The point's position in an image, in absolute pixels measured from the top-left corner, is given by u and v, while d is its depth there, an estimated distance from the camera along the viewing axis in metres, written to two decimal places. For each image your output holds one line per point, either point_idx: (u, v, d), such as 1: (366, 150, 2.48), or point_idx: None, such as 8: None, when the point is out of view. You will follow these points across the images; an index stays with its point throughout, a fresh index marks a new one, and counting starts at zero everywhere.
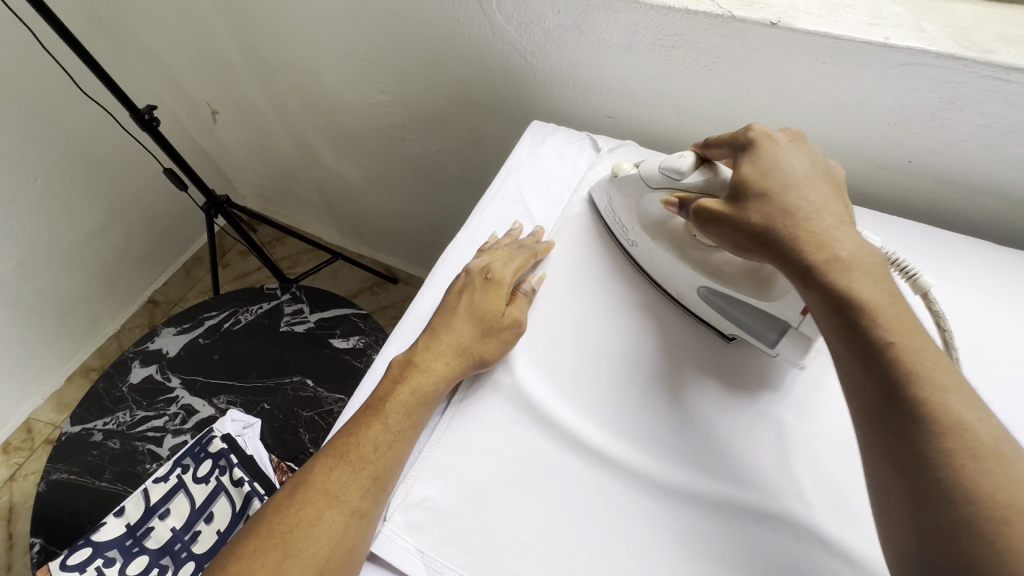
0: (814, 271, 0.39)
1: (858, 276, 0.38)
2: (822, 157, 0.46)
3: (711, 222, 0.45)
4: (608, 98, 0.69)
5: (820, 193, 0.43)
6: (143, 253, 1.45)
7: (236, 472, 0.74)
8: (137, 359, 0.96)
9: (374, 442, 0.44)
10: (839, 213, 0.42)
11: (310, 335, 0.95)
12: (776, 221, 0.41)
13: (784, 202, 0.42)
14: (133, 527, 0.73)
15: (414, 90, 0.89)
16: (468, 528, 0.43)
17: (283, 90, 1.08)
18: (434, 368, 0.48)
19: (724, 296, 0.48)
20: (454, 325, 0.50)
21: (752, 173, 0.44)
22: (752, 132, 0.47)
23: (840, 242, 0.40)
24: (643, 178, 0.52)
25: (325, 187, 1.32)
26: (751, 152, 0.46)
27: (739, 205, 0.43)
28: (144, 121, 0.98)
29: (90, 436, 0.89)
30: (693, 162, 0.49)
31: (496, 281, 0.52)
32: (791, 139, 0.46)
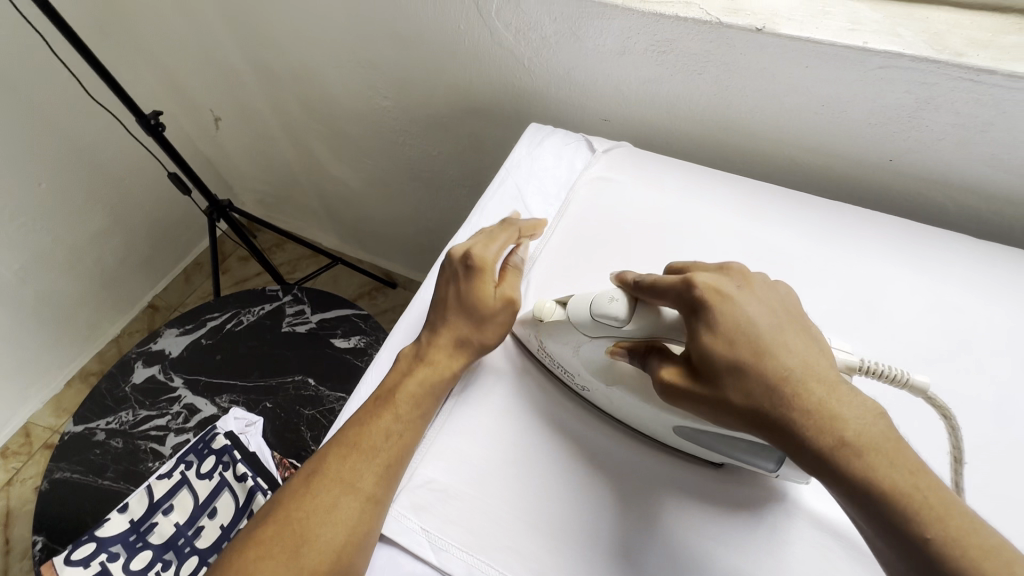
0: (823, 461, 0.35)
1: (872, 462, 0.34)
2: (767, 286, 0.42)
3: (688, 400, 0.40)
4: (603, 101, 0.72)
5: (794, 351, 0.38)
6: (144, 258, 1.46)
7: (240, 468, 0.75)
8: (139, 359, 0.97)
9: (385, 432, 0.46)
10: (823, 374, 0.37)
11: (311, 335, 0.96)
12: (764, 402, 0.37)
13: (767, 372, 0.37)
14: (137, 523, 0.73)
15: (415, 94, 0.91)
16: (471, 503, 0.45)
17: (285, 96, 1.11)
18: (438, 357, 0.49)
19: (703, 433, 0.43)
20: (449, 316, 0.51)
21: (714, 340, 0.39)
22: (696, 285, 0.41)
23: (842, 419, 0.35)
24: (573, 325, 0.47)
25: (325, 193, 1.34)
26: (704, 316, 0.40)
27: (714, 383, 0.39)
28: (149, 126, 1.00)
29: (93, 436, 0.90)
30: (627, 307, 0.44)
31: (480, 266, 0.51)
32: (739, 284, 0.42)
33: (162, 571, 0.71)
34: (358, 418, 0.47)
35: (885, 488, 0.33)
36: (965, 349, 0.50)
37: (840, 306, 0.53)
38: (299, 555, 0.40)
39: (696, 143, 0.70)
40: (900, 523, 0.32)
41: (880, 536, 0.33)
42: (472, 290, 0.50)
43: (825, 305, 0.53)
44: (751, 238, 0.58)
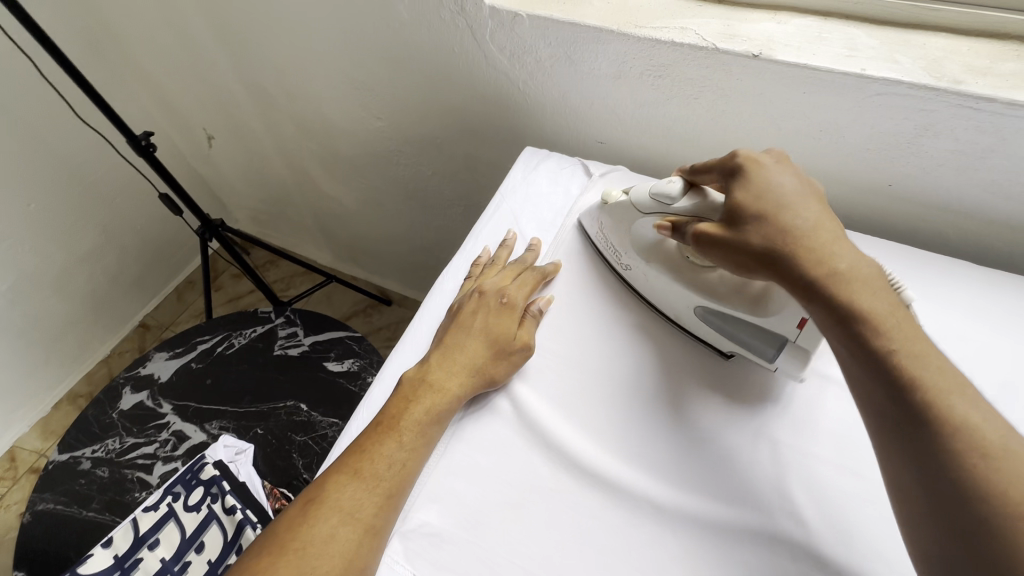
0: (815, 286, 0.40)
1: (856, 291, 0.39)
2: (807, 178, 0.47)
3: (711, 245, 0.46)
4: (599, 125, 0.71)
5: (812, 212, 0.44)
6: (135, 277, 1.44)
7: (228, 499, 0.73)
8: (127, 385, 0.95)
9: (388, 460, 0.45)
10: (832, 230, 0.43)
11: (304, 358, 0.95)
12: (776, 240, 0.42)
13: (782, 221, 0.43)
14: (121, 558, 0.71)
15: (409, 116, 0.91)
16: (467, 551, 0.43)
17: (278, 115, 1.10)
18: (448, 384, 0.49)
19: (721, 314, 0.50)
20: (468, 343, 0.51)
21: (745, 196, 0.45)
22: (740, 158, 0.48)
23: (838, 259, 0.41)
24: (633, 203, 0.54)
25: (319, 210, 1.33)
26: (741, 179, 0.46)
27: (737, 226, 0.44)
28: (140, 147, 0.99)
29: (78, 465, 0.88)
30: (681, 188, 0.50)
31: (509, 304, 0.53)
32: (778, 160, 0.47)
33: None
34: (364, 442, 0.46)
35: (865, 314, 0.38)
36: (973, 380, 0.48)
37: None
38: None
39: None
40: (869, 338, 0.37)
41: (847, 349, 0.39)
42: (498, 319, 0.53)
43: None
44: None
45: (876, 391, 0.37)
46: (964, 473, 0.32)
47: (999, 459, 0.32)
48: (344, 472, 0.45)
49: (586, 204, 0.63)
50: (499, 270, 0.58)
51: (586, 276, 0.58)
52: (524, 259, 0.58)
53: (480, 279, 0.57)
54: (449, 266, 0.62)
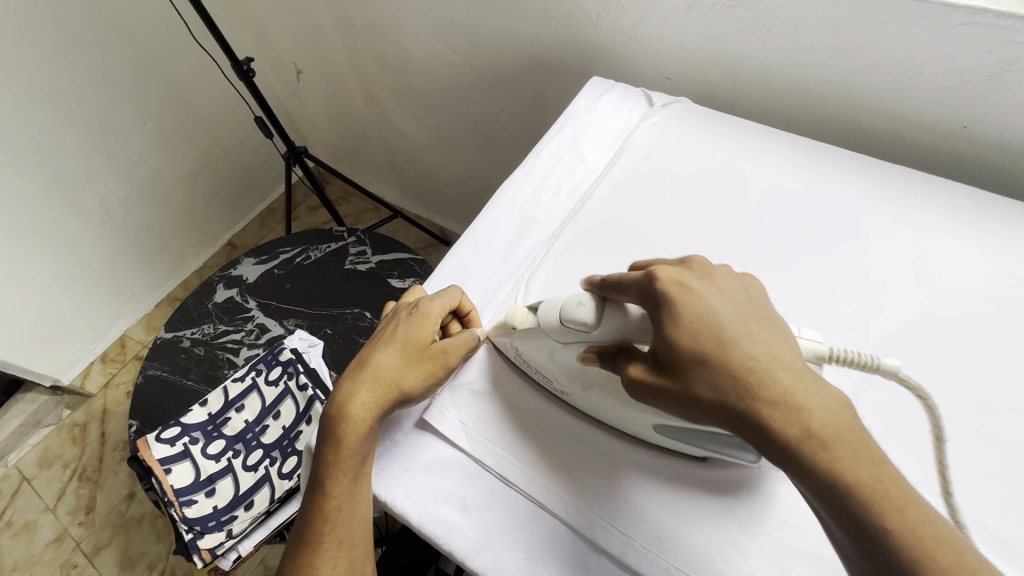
0: (787, 451, 0.33)
1: (839, 457, 0.31)
2: (736, 282, 0.40)
3: (650, 398, 0.38)
4: (666, 60, 0.73)
5: (761, 342, 0.36)
6: (227, 198, 1.60)
7: (302, 378, 0.85)
8: (221, 282, 1.09)
9: (324, 514, 0.45)
10: (789, 364, 0.35)
11: (370, 274, 1.05)
12: (728, 392, 0.35)
13: (731, 363, 0.35)
14: (214, 416, 0.84)
15: (484, 52, 0.95)
16: (506, 409, 0.49)
17: (363, 50, 1.17)
18: (354, 410, 0.47)
19: (685, 432, 0.41)
20: (370, 370, 0.49)
21: (677, 333, 0.37)
22: (659, 282, 0.39)
23: (808, 410, 0.33)
24: (544, 329, 0.46)
25: (391, 147, 1.41)
26: (667, 311, 0.38)
27: (677, 377, 0.37)
28: (242, 72, 1.09)
29: (180, 342, 1.02)
30: (593, 311, 0.42)
31: (420, 313, 0.52)
32: (703, 277, 0.40)
33: (233, 458, 0.81)
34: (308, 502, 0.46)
35: (853, 483, 0.31)
36: (1014, 314, 0.49)
37: (889, 267, 0.53)
38: None
39: (758, 103, 0.70)
40: (865, 519, 0.30)
41: (845, 534, 0.31)
42: (405, 334, 0.51)
43: (873, 263, 0.53)
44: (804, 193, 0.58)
45: (867, 570, 0.30)
46: None
47: None
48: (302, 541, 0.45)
49: (646, 130, 0.65)
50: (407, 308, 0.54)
51: (640, 194, 0.60)
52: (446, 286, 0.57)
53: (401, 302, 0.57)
54: (510, 178, 0.65)
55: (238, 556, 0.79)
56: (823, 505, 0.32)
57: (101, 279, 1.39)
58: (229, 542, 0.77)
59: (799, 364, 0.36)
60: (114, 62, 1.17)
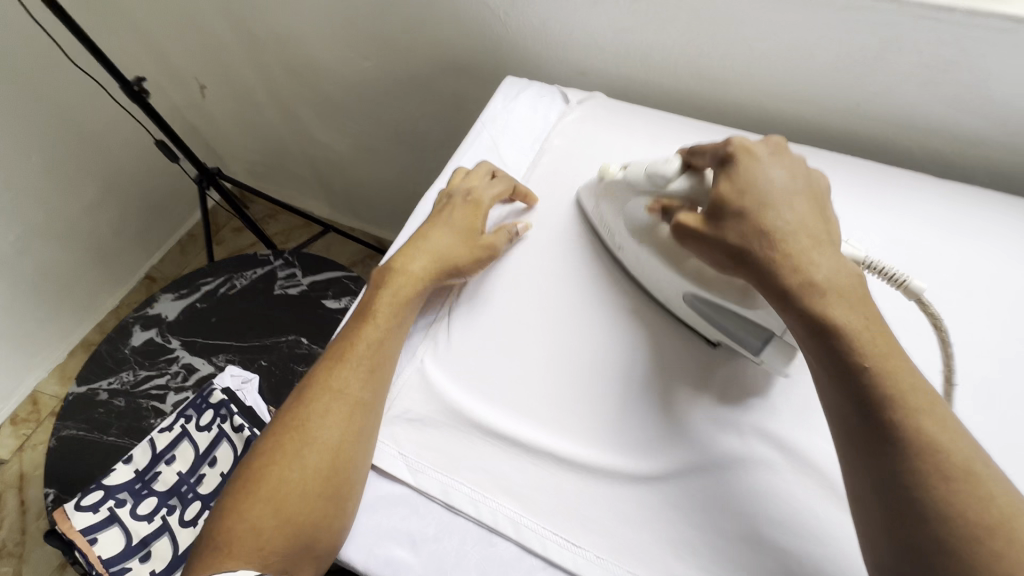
0: (791, 299, 0.40)
1: (834, 304, 0.39)
2: (803, 166, 0.45)
3: (693, 238, 0.45)
4: (578, 55, 0.73)
5: (796, 211, 0.42)
6: (138, 229, 1.47)
7: (237, 419, 0.79)
8: (137, 324, 1.00)
9: (367, 339, 0.49)
10: (813, 231, 0.42)
11: (303, 297, 0.99)
12: (754, 243, 0.41)
13: (762, 220, 0.42)
14: (142, 472, 0.77)
15: (396, 56, 0.92)
16: (448, 434, 0.48)
17: (269, 59, 1.10)
18: (410, 276, 0.52)
19: (711, 305, 0.46)
20: (434, 235, 0.55)
21: (729, 189, 0.43)
22: (731, 145, 0.45)
23: (817, 266, 0.40)
24: (630, 184, 0.50)
25: (315, 160, 1.35)
26: (729, 167, 0.44)
27: (716, 224, 0.43)
28: (134, 93, 1.00)
29: (96, 395, 0.93)
30: (678, 168, 0.47)
31: (475, 203, 0.57)
32: (772, 150, 0.45)
33: (168, 515, 0.75)
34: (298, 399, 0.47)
35: (849, 329, 0.38)
36: (920, 281, 0.52)
37: None
38: (302, 451, 0.44)
39: (671, 93, 0.70)
40: (847, 358, 0.38)
41: (831, 374, 0.38)
42: (463, 211, 0.56)
43: None
44: None
45: (846, 402, 0.38)
46: (928, 481, 0.34)
47: (962, 484, 0.34)
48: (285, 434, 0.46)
49: (564, 129, 0.65)
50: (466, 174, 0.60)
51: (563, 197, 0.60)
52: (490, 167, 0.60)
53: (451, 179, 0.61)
54: (430, 192, 0.64)
55: None
56: (815, 351, 0.39)
57: None
58: None
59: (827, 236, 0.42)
60: None
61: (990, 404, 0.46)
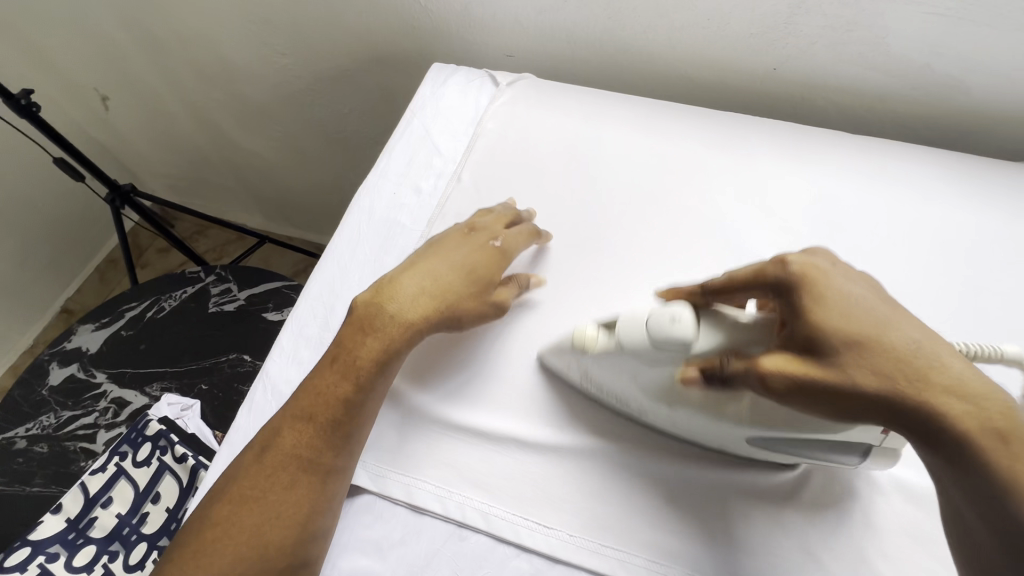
0: (950, 434, 0.31)
1: (1021, 451, 0.29)
2: (861, 275, 0.38)
3: (788, 391, 0.35)
4: (504, 38, 0.72)
5: (917, 334, 0.34)
6: (46, 259, 1.34)
7: (179, 449, 0.73)
8: (54, 361, 0.91)
9: (340, 401, 0.43)
10: (934, 354, 0.33)
11: (241, 312, 0.94)
12: (890, 374, 0.33)
13: (884, 346, 0.33)
14: (75, 520, 0.70)
15: (315, 52, 0.87)
16: (415, 437, 0.46)
17: (176, 64, 1.02)
18: (405, 322, 0.45)
19: (789, 440, 0.40)
20: (452, 275, 0.47)
21: (823, 317, 0.35)
22: (789, 267, 0.37)
23: (965, 389, 0.32)
24: (623, 349, 0.41)
25: (240, 168, 1.27)
26: (801, 294, 0.36)
27: (829, 362, 0.34)
28: (21, 107, 0.90)
29: (13, 445, 0.85)
30: (693, 320, 0.38)
31: (499, 251, 0.49)
32: (830, 263, 0.38)
33: (110, 562, 0.69)
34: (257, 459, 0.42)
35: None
36: (845, 231, 0.54)
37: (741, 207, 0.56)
38: (262, 531, 0.40)
39: (599, 70, 0.71)
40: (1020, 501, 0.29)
41: (977, 503, 0.30)
42: (491, 254, 0.49)
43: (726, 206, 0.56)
44: (656, 151, 0.60)
45: (994, 531, 0.30)
46: None
47: None
48: (242, 496, 0.41)
49: (496, 112, 0.63)
50: (489, 212, 0.53)
51: (502, 181, 0.59)
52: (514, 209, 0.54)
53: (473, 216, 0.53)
54: (365, 183, 0.59)
55: None
56: (961, 478, 0.31)
57: None
58: None
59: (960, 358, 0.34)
60: None
61: None
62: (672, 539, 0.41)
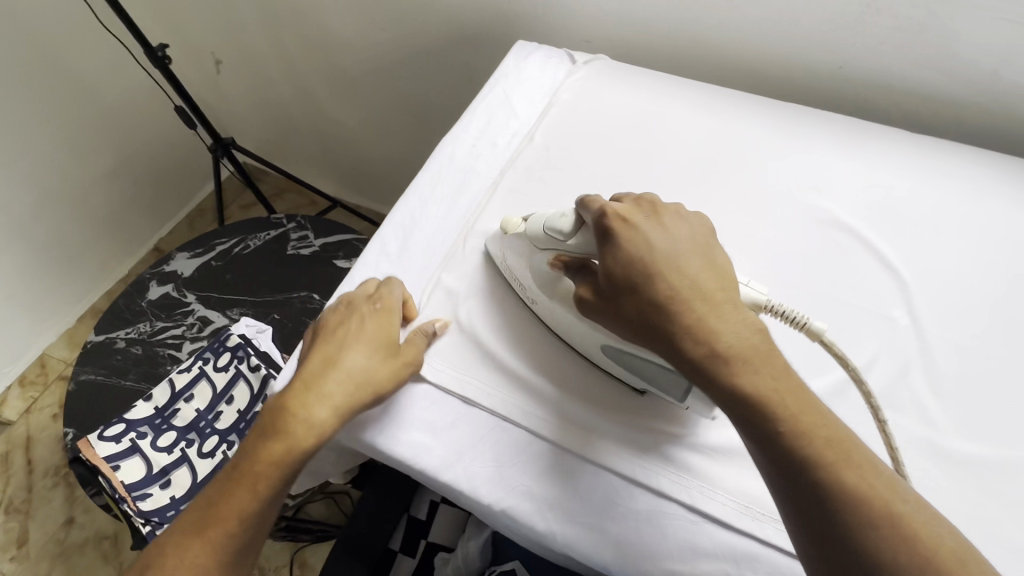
0: (698, 367, 0.38)
1: (741, 370, 0.37)
2: (679, 215, 0.46)
3: (594, 311, 0.45)
4: (585, 24, 0.78)
5: (691, 269, 0.41)
6: (149, 200, 1.51)
7: (254, 360, 0.83)
8: (154, 279, 1.04)
9: (273, 464, 0.44)
10: (710, 294, 0.40)
11: (315, 257, 1.04)
12: (667, 321, 0.40)
13: (657, 287, 0.41)
14: (162, 409, 0.80)
15: (409, 28, 0.97)
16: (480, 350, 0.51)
17: (286, 34, 1.15)
18: (316, 419, 0.44)
19: (626, 356, 0.45)
20: (340, 368, 0.46)
21: (617, 261, 0.43)
22: (608, 214, 0.44)
23: (722, 333, 0.38)
24: (530, 239, 0.50)
25: (324, 135, 1.39)
26: (613, 238, 0.44)
27: (612, 292, 0.43)
28: (157, 58, 1.04)
29: (114, 344, 0.97)
30: (573, 222, 0.48)
31: (387, 308, 0.50)
32: (648, 213, 0.45)
33: (186, 448, 0.79)
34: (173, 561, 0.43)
35: (760, 397, 0.36)
36: (895, 217, 0.57)
37: (795, 185, 0.60)
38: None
39: (668, 60, 0.76)
40: (779, 441, 0.36)
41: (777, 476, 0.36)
42: (375, 338, 0.48)
43: (779, 184, 0.60)
44: (717, 131, 0.64)
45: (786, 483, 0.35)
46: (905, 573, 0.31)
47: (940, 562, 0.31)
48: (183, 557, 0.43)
49: (571, 86, 0.69)
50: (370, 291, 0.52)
51: (571, 145, 0.64)
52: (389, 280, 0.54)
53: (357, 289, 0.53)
54: (449, 134, 0.66)
55: None
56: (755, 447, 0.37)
57: (12, 295, 1.28)
58: None
59: (718, 284, 0.41)
60: (5, 55, 1.07)
61: (948, 316, 0.51)
62: (668, 442, 0.46)
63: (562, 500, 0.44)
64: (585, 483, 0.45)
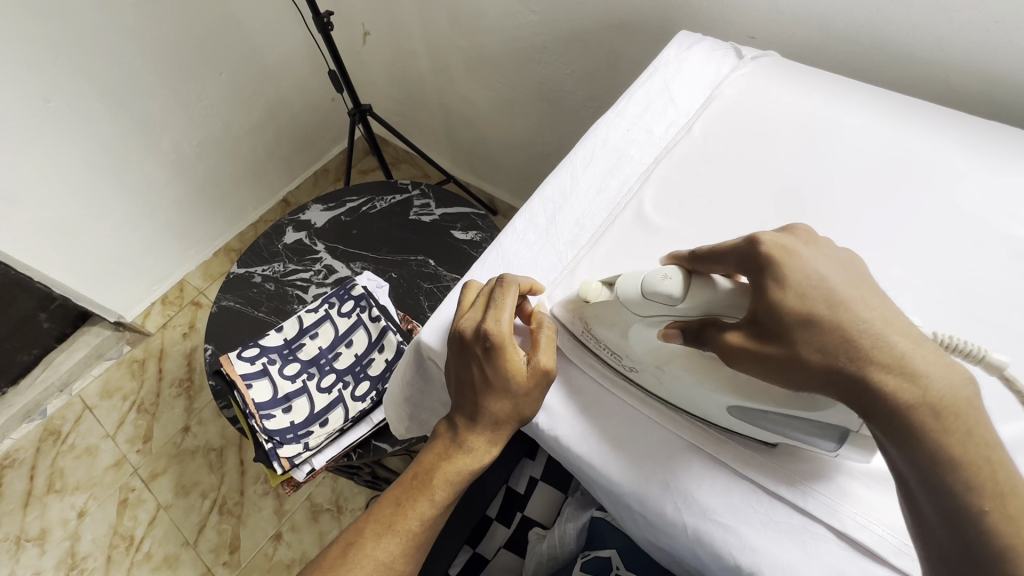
0: (899, 413, 0.32)
1: (950, 426, 0.31)
2: (841, 249, 0.40)
3: (750, 360, 0.38)
4: (753, 19, 0.75)
5: (876, 308, 0.35)
6: (286, 155, 1.65)
7: (374, 310, 0.89)
8: (291, 225, 1.13)
9: (445, 483, 0.50)
10: (905, 328, 0.35)
11: (433, 225, 1.09)
12: (838, 356, 0.34)
13: (842, 322, 0.35)
14: (290, 341, 0.88)
15: (560, 12, 0.98)
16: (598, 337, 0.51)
17: (436, 10, 1.19)
18: (481, 443, 0.50)
19: (760, 413, 0.42)
20: (485, 402, 0.48)
21: (783, 295, 0.37)
22: (764, 245, 0.39)
23: (929, 378, 0.32)
24: (622, 303, 0.44)
25: (450, 112, 1.45)
26: (772, 271, 0.38)
27: (784, 339, 0.37)
28: (322, 24, 1.12)
29: (251, 278, 1.07)
30: (680, 283, 0.41)
31: (510, 340, 0.46)
32: (807, 242, 0.40)
33: (308, 380, 0.86)
34: (369, 553, 0.50)
35: (961, 457, 0.31)
36: None
37: (988, 210, 0.54)
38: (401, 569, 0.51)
39: (841, 62, 0.72)
40: (970, 499, 0.30)
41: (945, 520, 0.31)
42: (503, 376, 0.46)
43: (970, 208, 0.54)
44: (898, 143, 0.59)
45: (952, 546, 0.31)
46: None
47: None
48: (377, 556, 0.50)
49: (737, 80, 0.67)
50: (480, 307, 0.49)
51: (729, 139, 0.62)
52: (499, 280, 0.50)
53: (458, 316, 0.50)
54: (602, 118, 0.66)
55: (311, 470, 0.82)
56: (933, 489, 0.32)
57: (168, 222, 1.46)
58: (305, 454, 0.80)
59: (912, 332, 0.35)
60: (196, 9, 1.21)
61: None
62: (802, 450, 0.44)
63: (695, 494, 0.44)
64: (722, 483, 0.44)
